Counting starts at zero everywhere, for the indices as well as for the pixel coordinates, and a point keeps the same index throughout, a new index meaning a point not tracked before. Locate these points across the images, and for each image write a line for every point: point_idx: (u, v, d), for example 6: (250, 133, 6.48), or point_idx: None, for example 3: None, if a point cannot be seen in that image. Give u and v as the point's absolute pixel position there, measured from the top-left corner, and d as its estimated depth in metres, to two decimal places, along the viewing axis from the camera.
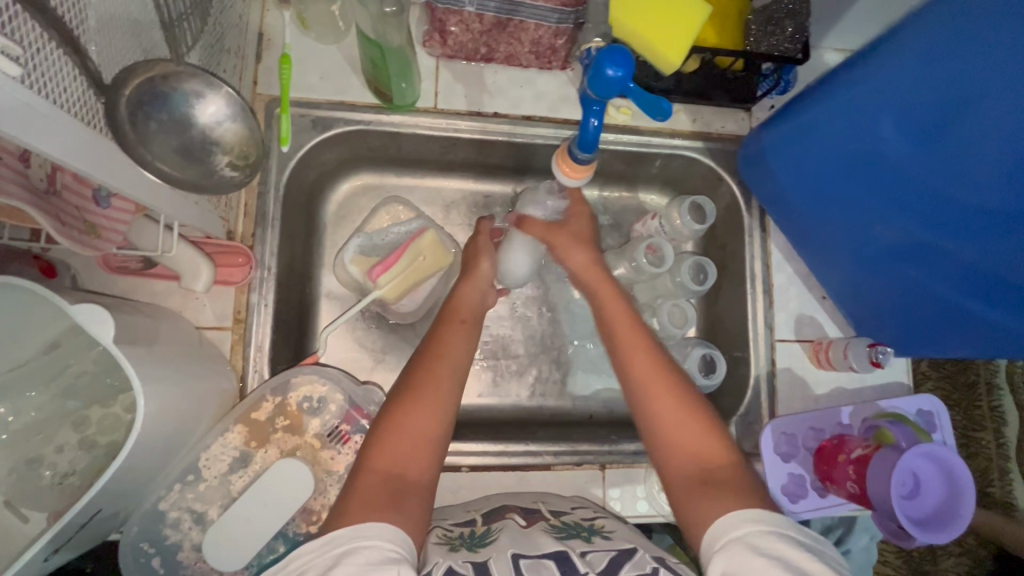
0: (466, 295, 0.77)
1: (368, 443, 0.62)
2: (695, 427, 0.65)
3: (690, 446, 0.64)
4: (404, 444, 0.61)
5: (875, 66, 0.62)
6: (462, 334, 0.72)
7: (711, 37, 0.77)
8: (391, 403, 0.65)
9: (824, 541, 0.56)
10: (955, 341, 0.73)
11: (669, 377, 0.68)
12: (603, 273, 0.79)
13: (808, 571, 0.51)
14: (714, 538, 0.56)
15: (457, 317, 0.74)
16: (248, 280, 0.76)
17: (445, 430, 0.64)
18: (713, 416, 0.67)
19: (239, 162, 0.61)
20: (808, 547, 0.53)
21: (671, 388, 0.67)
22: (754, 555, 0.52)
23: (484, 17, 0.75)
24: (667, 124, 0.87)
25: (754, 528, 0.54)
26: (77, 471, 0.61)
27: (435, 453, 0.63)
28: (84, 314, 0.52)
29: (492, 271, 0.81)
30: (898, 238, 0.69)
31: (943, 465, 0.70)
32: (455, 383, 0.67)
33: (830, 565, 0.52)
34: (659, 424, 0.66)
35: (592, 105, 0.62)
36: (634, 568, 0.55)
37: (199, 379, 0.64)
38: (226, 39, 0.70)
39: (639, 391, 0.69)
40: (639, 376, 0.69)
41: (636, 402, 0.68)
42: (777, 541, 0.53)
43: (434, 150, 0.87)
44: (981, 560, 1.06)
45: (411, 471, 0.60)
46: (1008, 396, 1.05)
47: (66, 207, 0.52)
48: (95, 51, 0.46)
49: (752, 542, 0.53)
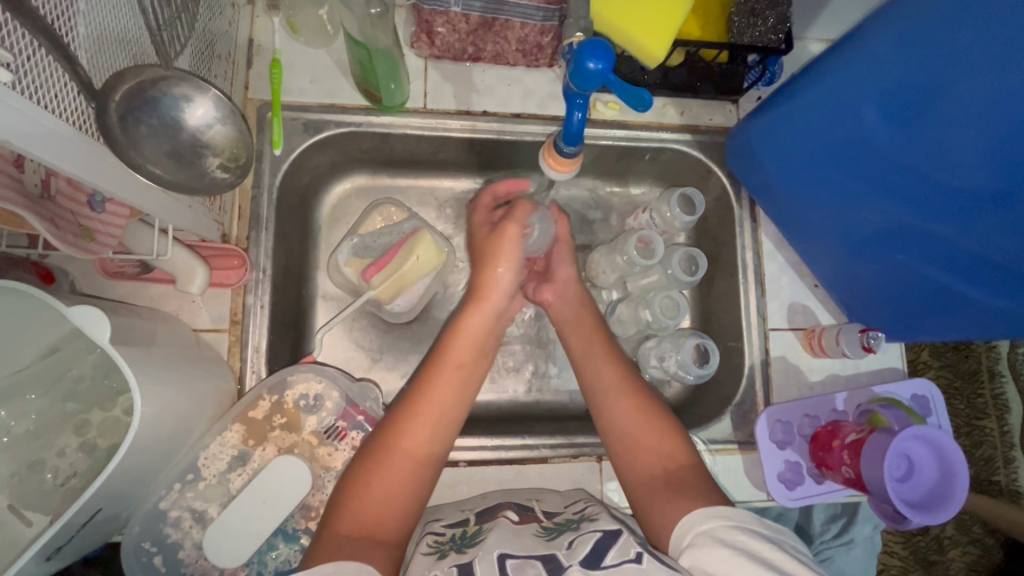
0: (469, 326, 0.73)
1: (348, 484, 0.62)
2: (656, 434, 0.68)
3: (652, 451, 0.67)
4: (385, 476, 0.62)
5: (857, 53, 0.63)
6: (454, 371, 0.70)
7: (694, 30, 0.80)
8: (380, 433, 0.65)
9: (788, 532, 0.57)
10: (946, 324, 0.73)
11: (632, 387, 0.72)
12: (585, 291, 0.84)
13: (771, 561, 0.51)
14: (681, 537, 0.57)
15: (449, 353, 0.71)
16: (244, 282, 0.77)
17: (432, 459, 0.65)
18: (675, 423, 0.70)
19: (230, 163, 0.62)
20: (770, 538, 0.54)
21: (633, 397, 0.71)
22: (719, 546, 0.53)
23: (471, 18, 0.76)
24: (655, 119, 0.88)
25: (718, 522, 0.55)
26: (78, 473, 0.62)
27: (417, 487, 0.63)
28: (80, 315, 0.53)
29: (510, 283, 0.75)
30: (888, 227, 0.70)
31: (935, 446, 0.71)
32: (443, 418, 0.67)
33: (794, 554, 0.52)
34: (626, 434, 0.69)
35: (575, 99, 0.63)
36: (618, 554, 0.55)
37: (199, 381, 0.66)
38: (216, 45, 0.72)
39: (603, 398, 0.73)
40: (607, 388, 0.73)
41: (599, 413, 0.72)
42: (741, 533, 0.54)
43: (425, 150, 0.88)
44: (988, 548, 1.06)
45: (381, 528, 0.60)
46: (1011, 383, 1.08)
47: (61, 212, 0.53)
48: (86, 58, 0.47)
49: (716, 535, 0.54)
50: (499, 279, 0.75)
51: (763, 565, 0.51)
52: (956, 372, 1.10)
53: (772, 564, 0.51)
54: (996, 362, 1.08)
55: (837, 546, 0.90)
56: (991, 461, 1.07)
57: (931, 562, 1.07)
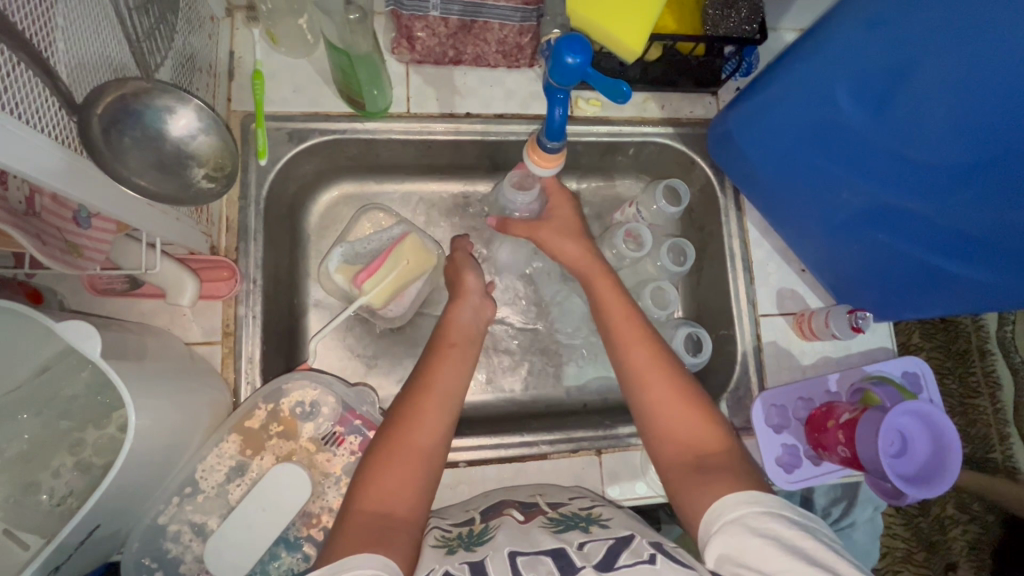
0: (457, 318, 0.77)
1: (365, 467, 0.62)
2: (689, 417, 0.66)
3: (683, 435, 0.65)
4: (397, 463, 0.62)
5: (832, 34, 0.63)
6: (453, 357, 0.72)
7: (670, 24, 0.81)
8: (387, 424, 0.65)
9: (817, 517, 0.57)
10: (935, 300, 0.74)
11: (666, 368, 0.69)
12: (601, 265, 0.78)
13: (805, 549, 0.52)
14: (709, 524, 0.56)
15: (446, 342, 0.74)
16: (235, 294, 0.76)
17: (442, 445, 0.65)
18: (710, 404, 0.67)
19: (215, 173, 0.62)
20: (803, 523, 0.54)
21: (666, 379, 0.68)
22: (750, 535, 0.53)
23: (449, 21, 0.77)
24: (636, 114, 0.89)
25: (750, 509, 0.55)
26: (74, 492, 0.61)
27: (428, 474, 0.63)
28: (71, 329, 0.53)
29: (478, 283, 0.81)
30: (869, 207, 0.71)
31: (927, 422, 0.72)
32: (449, 407, 0.67)
33: (825, 541, 0.53)
34: (659, 417, 0.67)
35: (556, 95, 0.62)
36: (632, 556, 0.55)
37: (191, 394, 0.65)
38: (196, 58, 0.73)
39: (634, 379, 0.69)
40: (633, 367, 0.70)
41: (631, 394, 0.69)
42: (773, 521, 0.53)
43: (412, 154, 0.89)
44: (989, 527, 1.07)
45: (399, 506, 0.60)
46: (1001, 360, 1.10)
47: (46, 229, 0.53)
48: (66, 74, 0.47)
49: (747, 523, 0.54)
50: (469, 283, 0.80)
51: (796, 555, 0.51)
52: (947, 352, 1.13)
53: (806, 553, 0.51)
54: (987, 340, 1.11)
55: (841, 529, 0.91)
56: (988, 439, 1.08)
57: (933, 542, 1.09)
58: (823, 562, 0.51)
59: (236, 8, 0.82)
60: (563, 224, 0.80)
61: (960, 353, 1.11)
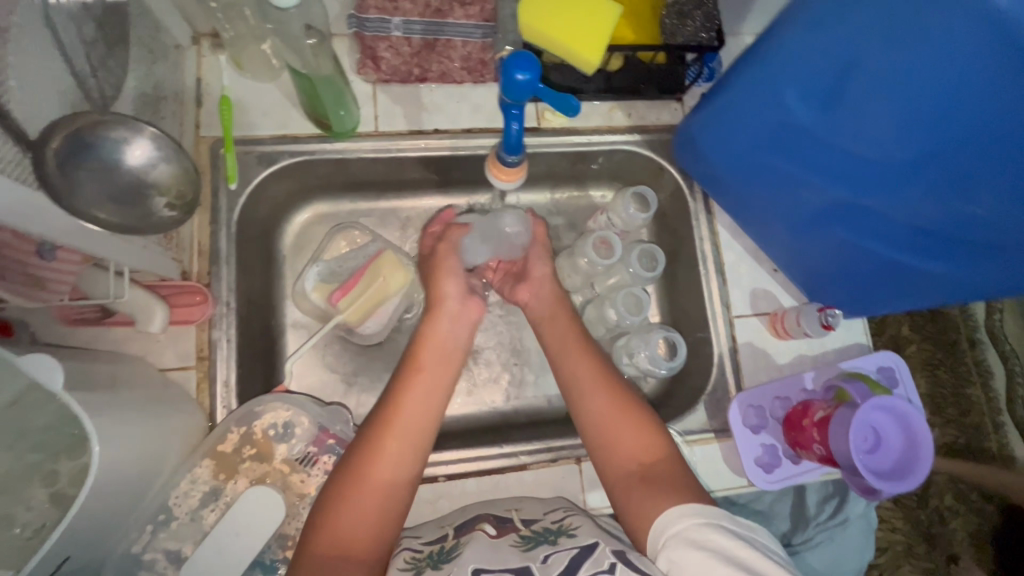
0: (433, 333, 0.74)
1: (331, 490, 0.63)
2: (635, 430, 0.66)
3: (627, 447, 0.65)
4: (362, 492, 0.62)
5: (773, 43, 0.64)
6: (423, 380, 0.70)
7: (627, 34, 0.81)
8: (353, 447, 0.65)
9: (760, 526, 0.57)
10: (898, 292, 0.76)
11: (608, 383, 0.70)
12: (565, 306, 0.81)
13: (743, 559, 0.52)
14: (656, 539, 0.57)
15: (414, 365, 0.71)
16: (207, 317, 0.77)
17: (409, 467, 0.65)
18: (653, 416, 0.68)
19: (176, 202, 0.64)
20: (741, 533, 0.54)
21: (612, 393, 0.69)
22: (692, 548, 0.53)
23: (413, 41, 0.81)
24: (603, 123, 0.91)
25: (691, 522, 0.55)
26: (48, 524, 0.61)
27: (393, 507, 0.63)
28: (30, 362, 0.52)
29: (457, 287, 0.76)
30: (828, 205, 0.72)
31: (902, 419, 0.73)
32: (428, 424, 0.67)
33: (764, 550, 0.53)
34: (606, 430, 0.67)
35: (510, 110, 0.63)
36: (592, 566, 0.55)
37: (164, 421, 0.65)
38: (161, 87, 0.74)
39: (581, 394, 0.71)
40: (583, 380, 0.71)
41: (578, 408, 0.70)
42: (713, 532, 0.54)
43: (383, 172, 0.90)
44: (988, 516, 1.07)
45: (363, 526, 0.61)
46: (990, 348, 1.14)
47: (8, 265, 0.54)
48: (19, 112, 0.48)
49: (689, 536, 0.54)
50: (445, 289, 0.76)
51: (734, 565, 0.51)
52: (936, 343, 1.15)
53: (744, 563, 0.52)
54: (971, 332, 1.14)
55: (828, 528, 0.91)
56: (981, 427, 1.10)
57: (934, 534, 1.07)
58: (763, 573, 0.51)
59: (201, 36, 0.83)
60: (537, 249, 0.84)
61: (949, 345, 1.13)
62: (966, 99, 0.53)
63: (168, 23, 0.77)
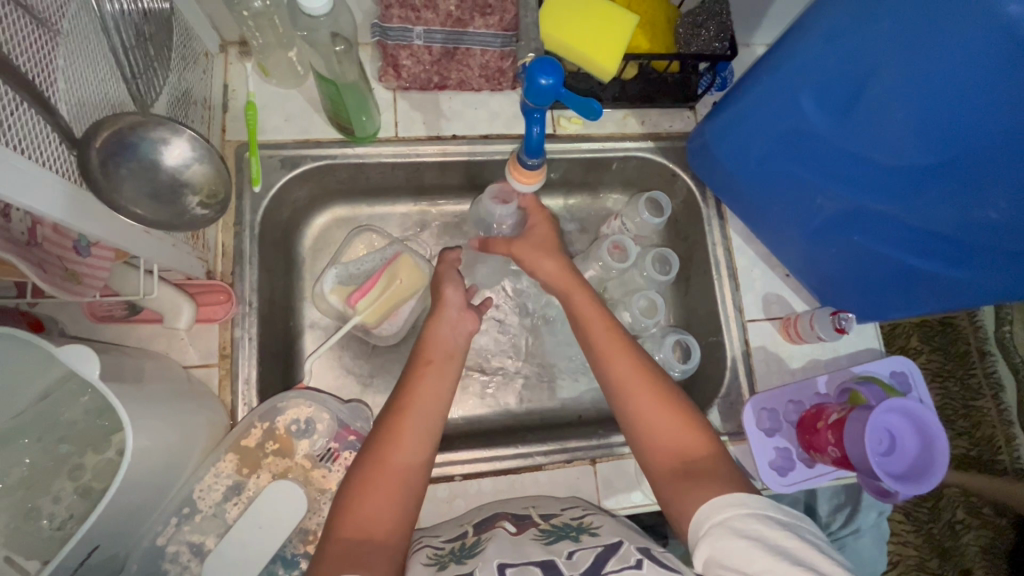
0: (436, 333, 0.76)
1: (352, 485, 0.63)
2: (675, 426, 0.67)
3: (669, 442, 0.66)
4: (382, 477, 0.62)
5: (791, 51, 0.66)
6: (432, 374, 0.71)
7: (643, 44, 0.84)
8: (373, 437, 0.66)
9: (809, 518, 0.56)
10: (919, 299, 0.76)
11: (645, 377, 0.70)
12: (575, 278, 0.80)
13: (788, 549, 0.51)
14: (697, 528, 0.57)
15: (423, 360, 0.73)
16: (230, 316, 0.78)
17: (425, 454, 0.65)
18: (693, 411, 0.68)
19: (208, 201, 0.66)
20: (787, 524, 0.54)
21: (651, 387, 0.69)
22: (734, 537, 0.54)
23: (433, 49, 0.82)
24: (617, 130, 0.93)
25: (735, 512, 0.55)
26: (74, 517, 0.61)
27: (407, 494, 0.63)
28: (68, 353, 0.54)
29: (457, 296, 0.80)
30: (843, 211, 0.73)
31: (914, 418, 0.73)
32: (429, 423, 0.67)
33: (809, 540, 0.53)
34: (645, 426, 0.68)
35: (532, 114, 0.65)
36: (619, 561, 0.56)
37: (189, 414, 0.66)
38: (191, 92, 0.76)
39: (618, 390, 0.71)
40: (617, 377, 0.71)
41: (617, 404, 0.71)
42: (757, 522, 0.54)
43: (402, 177, 0.92)
44: (1001, 530, 1.04)
45: (382, 526, 0.60)
46: (1002, 360, 1.11)
47: (48, 257, 0.54)
48: (67, 110, 0.50)
49: (732, 525, 0.55)
50: (447, 296, 0.79)
51: (779, 553, 0.51)
52: (946, 354, 1.14)
53: (788, 553, 0.51)
54: (982, 342, 1.12)
55: (843, 536, 0.91)
56: (992, 440, 1.09)
57: (945, 548, 1.08)
58: (809, 562, 0.50)
59: (229, 44, 0.86)
60: (539, 240, 0.82)
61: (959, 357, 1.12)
62: (983, 106, 0.54)
63: (198, 30, 0.79)
